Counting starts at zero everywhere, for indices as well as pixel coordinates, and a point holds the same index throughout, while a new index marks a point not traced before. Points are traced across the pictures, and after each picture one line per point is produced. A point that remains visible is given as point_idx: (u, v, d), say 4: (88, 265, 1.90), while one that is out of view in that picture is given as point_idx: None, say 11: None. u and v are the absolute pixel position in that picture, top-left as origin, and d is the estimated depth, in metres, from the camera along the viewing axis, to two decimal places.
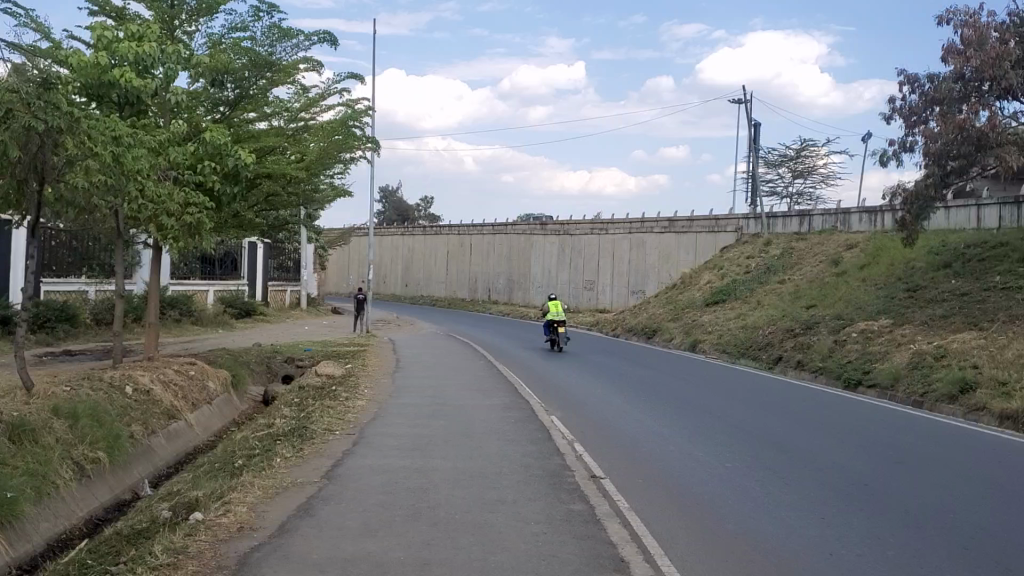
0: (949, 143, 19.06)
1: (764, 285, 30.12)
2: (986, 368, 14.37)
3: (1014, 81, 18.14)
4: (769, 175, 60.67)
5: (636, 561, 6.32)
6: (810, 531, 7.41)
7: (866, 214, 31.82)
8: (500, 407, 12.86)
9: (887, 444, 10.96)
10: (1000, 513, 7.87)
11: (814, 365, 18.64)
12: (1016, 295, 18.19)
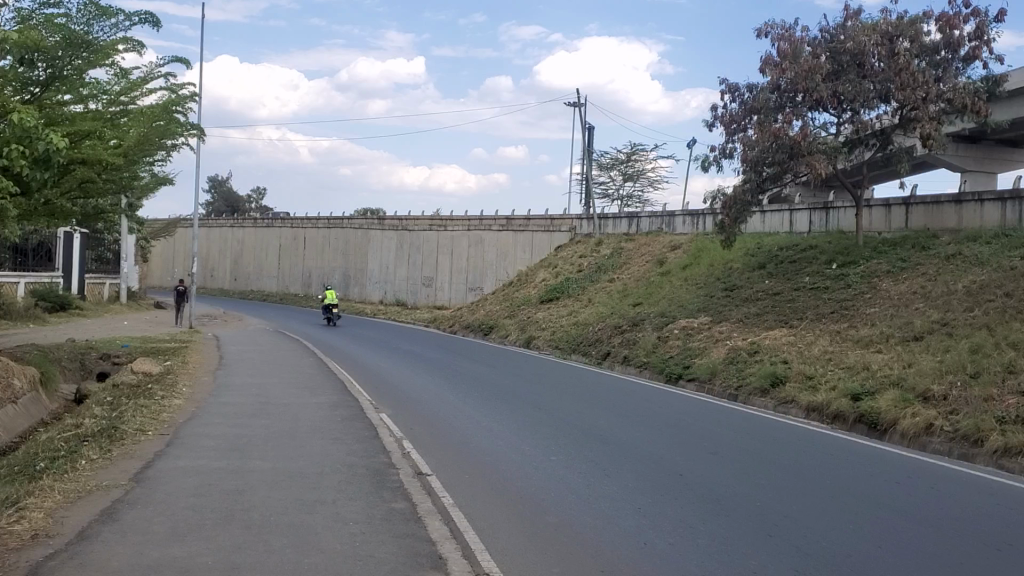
0: (765, 151, 19.98)
1: (595, 283, 30.92)
2: (795, 363, 15.24)
3: (825, 93, 19.36)
4: (601, 178, 62.38)
5: (453, 557, 6.30)
6: (628, 521, 7.59)
7: (690, 217, 33.17)
8: (327, 405, 12.60)
9: (704, 437, 11.41)
10: (801, 501, 8.30)
11: (639, 360, 19.27)
12: (823, 295, 19.39)
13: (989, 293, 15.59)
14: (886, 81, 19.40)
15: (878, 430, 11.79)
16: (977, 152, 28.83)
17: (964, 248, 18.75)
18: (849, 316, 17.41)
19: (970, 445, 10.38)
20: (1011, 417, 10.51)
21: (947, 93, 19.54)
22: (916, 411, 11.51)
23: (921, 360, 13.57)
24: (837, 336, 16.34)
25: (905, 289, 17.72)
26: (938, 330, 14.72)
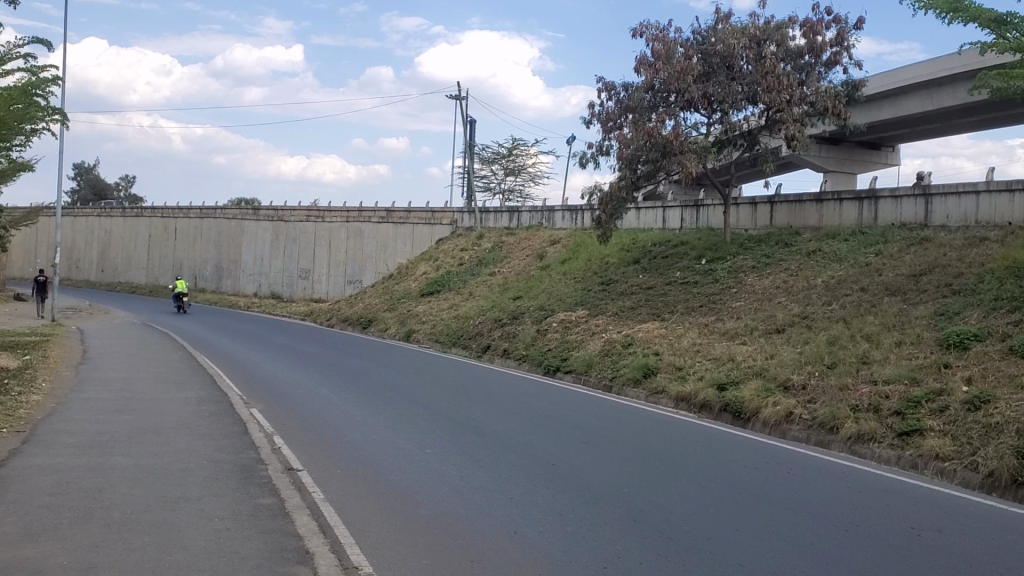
0: (639, 149, 20.48)
1: (475, 276, 31.05)
2: (666, 354, 15.71)
3: (696, 94, 19.96)
4: (483, 172, 62.59)
5: (321, 552, 6.29)
6: (499, 511, 7.71)
7: (569, 213, 33.69)
8: (195, 400, 12.29)
9: (577, 427, 11.65)
10: (666, 486, 8.60)
11: (518, 353, 19.49)
12: (693, 289, 20.02)
13: (846, 288, 16.42)
14: (754, 84, 20.14)
15: (742, 418, 12.28)
16: (838, 153, 30.24)
17: (824, 245, 19.68)
18: (717, 309, 18.05)
19: (826, 432, 10.94)
20: (863, 405, 11.11)
21: (810, 96, 20.52)
22: (777, 400, 12.05)
23: (782, 351, 14.18)
24: (706, 329, 16.93)
25: (769, 284, 18.48)
26: (799, 323, 15.42)
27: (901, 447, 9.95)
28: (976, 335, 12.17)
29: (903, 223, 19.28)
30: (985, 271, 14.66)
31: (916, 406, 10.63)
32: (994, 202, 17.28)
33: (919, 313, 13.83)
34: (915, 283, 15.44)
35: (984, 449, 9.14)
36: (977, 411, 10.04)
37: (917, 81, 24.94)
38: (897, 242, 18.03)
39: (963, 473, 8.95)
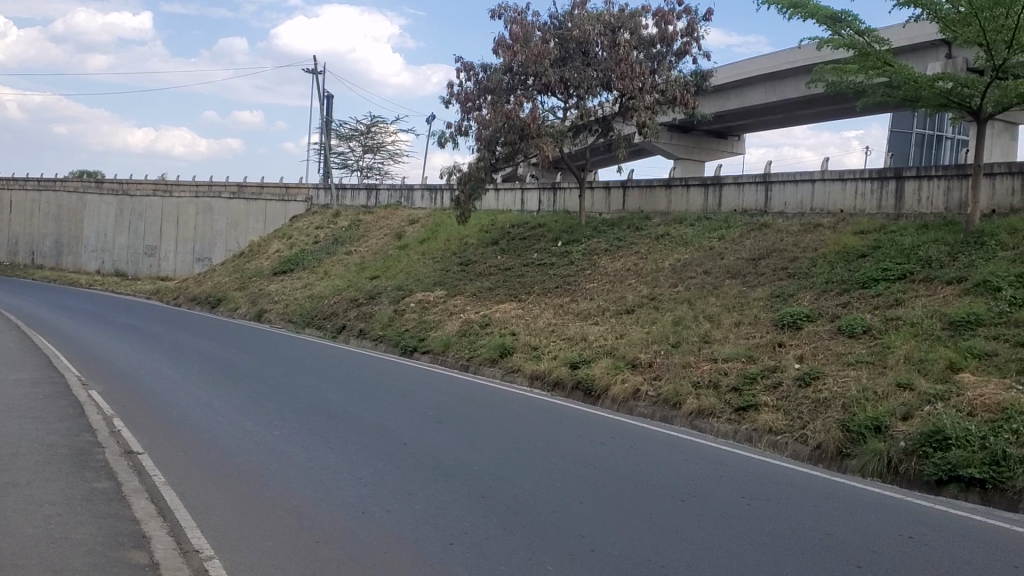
0: (496, 131, 20.58)
1: (331, 255, 30.60)
2: (522, 334, 15.95)
3: (552, 78, 20.20)
4: (340, 148, 61.59)
5: (159, 535, 6.14)
6: (347, 491, 7.66)
7: (427, 192, 33.62)
8: (28, 382, 11.68)
9: (428, 406, 11.66)
10: (514, 462, 8.72)
11: (374, 334, 19.36)
12: (549, 270, 20.37)
13: (692, 271, 17.05)
14: (607, 71, 20.51)
15: (592, 395, 12.62)
16: (688, 141, 31.29)
17: (672, 230, 20.35)
18: (571, 290, 18.43)
19: (670, 408, 11.38)
20: (705, 381, 11.62)
21: (661, 85, 21.18)
22: (625, 377, 12.45)
23: (631, 331, 14.63)
24: (560, 309, 17.27)
25: (621, 266, 18.99)
26: (647, 303, 15.93)
27: (738, 421, 10.46)
28: (807, 316, 12.90)
29: (745, 209, 20.17)
30: (818, 256, 15.51)
31: (752, 382, 11.20)
32: (828, 190, 18.28)
33: (758, 295, 14.53)
34: (754, 266, 16.20)
35: (812, 422, 9.72)
36: (807, 387, 10.66)
37: (762, 73, 25.99)
38: (739, 228, 18.85)
39: (793, 445, 9.50)
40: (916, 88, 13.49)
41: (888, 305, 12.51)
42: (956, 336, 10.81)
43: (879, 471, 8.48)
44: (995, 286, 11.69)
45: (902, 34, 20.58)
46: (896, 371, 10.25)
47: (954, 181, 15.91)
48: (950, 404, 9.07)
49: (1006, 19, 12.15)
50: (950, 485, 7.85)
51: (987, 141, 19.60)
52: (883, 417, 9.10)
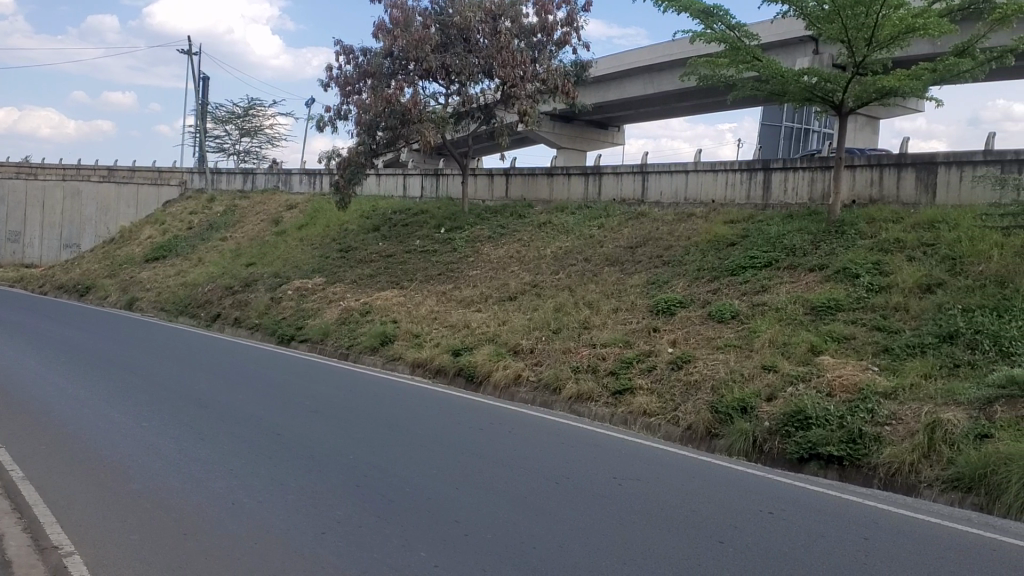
0: (377, 115, 20.34)
1: (206, 241, 29.77)
2: (403, 322, 15.86)
3: (434, 64, 20.05)
4: (216, 131, 59.86)
5: (14, 533, 5.90)
6: (217, 482, 7.48)
7: (306, 176, 33.06)
8: None
9: (305, 396, 11.45)
10: (390, 448, 8.65)
11: (251, 322, 18.93)
12: (431, 258, 20.30)
13: (572, 259, 17.28)
14: (489, 58, 20.54)
15: (474, 382, 12.66)
16: (569, 130, 31.68)
17: (554, 218, 20.58)
18: (454, 278, 18.43)
19: (549, 393, 11.53)
20: (583, 366, 11.83)
21: (542, 74, 21.36)
22: (506, 363, 12.53)
23: (513, 318, 14.73)
24: (443, 297, 17.24)
25: (503, 253, 19.09)
26: (529, 291, 16.07)
27: (615, 404, 10.68)
28: (681, 302, 13.27)
29: (623, 198, 20.57)
30: (692, 244, 15.95)
31: (628, 366, 11.47)
32: (702, 180, 18.82)
33: (635, 281, 14.86)
34: (632, 254, 16.54)
35: (684, 405, 10.00)
36: (680, 370, 10.98)
37: (640, 65, 26.48)
38: (617, 217, 19.21)
39: (666, 427, 9.77)
40: (783, 82, 13.97)
41: (755, 291, 12.98)
42: (817, 320, 11.29)
43: (746, 451, 8.79)
44: (854, 273, 12.26)
45: (771, 30, 21.34)
46: (763, 355, 10.64)
47: (818, 173, 16.56)
48: (812, 385, 9.48)
49: (865, 18, 12.71)
50: (811, 463, 8.21)
51: (849, 135, 20.52)
52: (750, 398, 9.45)
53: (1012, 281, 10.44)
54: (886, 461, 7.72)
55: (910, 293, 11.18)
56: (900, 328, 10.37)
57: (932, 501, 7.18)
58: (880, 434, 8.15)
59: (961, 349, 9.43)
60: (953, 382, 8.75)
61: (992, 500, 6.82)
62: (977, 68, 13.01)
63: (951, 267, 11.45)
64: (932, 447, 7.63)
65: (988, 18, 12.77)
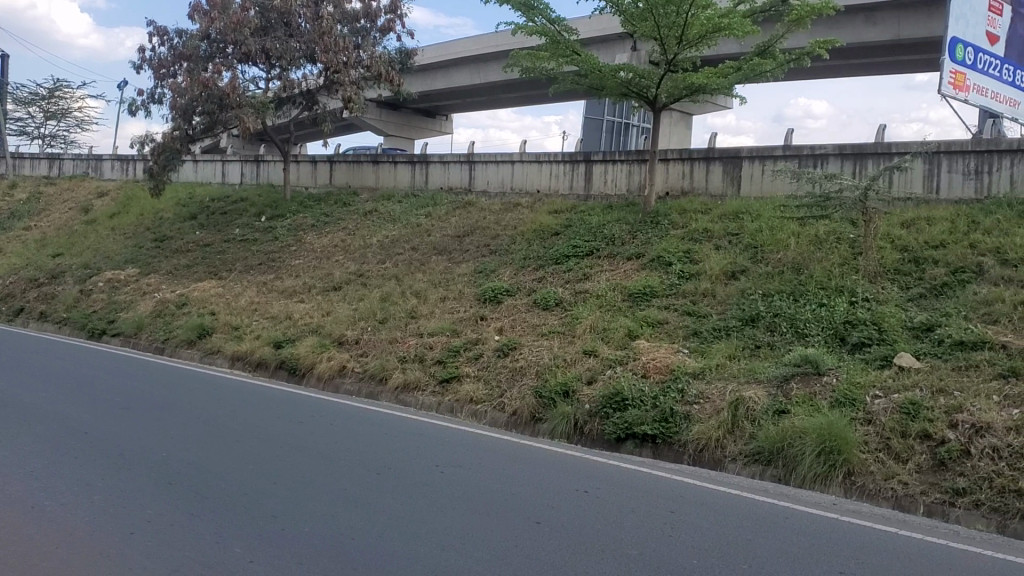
0: (193, 100, 19.57)
1: (7, 230, 27.84)
2: (222, 314, 15.38)
3: (253, 48, 19.45)
4: (18, 114, 55.99)
5: None
6: (15, 486, 7.01)
7: (118, 162, 31.49)
8: None
9: (117, 393, 10.86)
10: (207, 444, 8.34)
11: (57, 316, 17.85)
12: (252, 247, 19.76)
13: (399, 248, 17.24)
14: (311, 43, 20.14)
15: (297, 374, 12.44)
16: (396, 118, 31.56)
17: (380, 206, 20.45)
18: (275, 267, 18.03)
19: (376, 383, 11.48)
20: (410, 356, 11.83)
21: (366, 61, 21.16)
22: (330, 355, 12.36)
23: (338, 308, 14.55)
24: (264, 287, 16.82)
25: (328, 242, 18.82)
26: (354, 280, 15.93)
27: (441, 393, 10.76)
28: (507, 290, 13.48)
29: (450, 187, 20.70)
30: (516, 233, 16.23)
31: (455, 355, 11.57)
32: (526, 171, 19.18)
33: (461, 270, 14.99)
34: (458, 243, 16.67)
35: (509, 391, 10.19)
36: (505, 357, 11.17)
37: (466, 56, 26.46)
38: (444, 206, 19.30)
39: (491, 414, 9.92)
40: (600, 77, 14.41)
41: (577, 279, 13.36)
42: (634, 306, 11.75)
43: (567, 433, 9.05)
44: (667, 261, 12.83)
45: (591, 25, 21.97)
46: (583, 340, 10.97)
47: (635, 165, 17.16)
48: (628, 368, 9.86)
49: (675, 17, 13.27)
50: (627, 442, 8.55)
51: (665, 128, 21.42)
52: (571, 383, 9.73)
53: (807, 267, 11.18)
54: (694, 438, 8.13)
55: (718, 279, 11.80)
56: (709, 313, 10.93)
57: (737, 475, 7.62)
58: (690, 413, 8.57)
59: (763, 331, 10.03)
60: (755, 362, 9.31)
61: (788, 471, 7.30)
62: (777, 68, 13.84)
63: (753, 255, 12.15)
64: (736, 423, 8.11)
65: (785, 20, 13.62)
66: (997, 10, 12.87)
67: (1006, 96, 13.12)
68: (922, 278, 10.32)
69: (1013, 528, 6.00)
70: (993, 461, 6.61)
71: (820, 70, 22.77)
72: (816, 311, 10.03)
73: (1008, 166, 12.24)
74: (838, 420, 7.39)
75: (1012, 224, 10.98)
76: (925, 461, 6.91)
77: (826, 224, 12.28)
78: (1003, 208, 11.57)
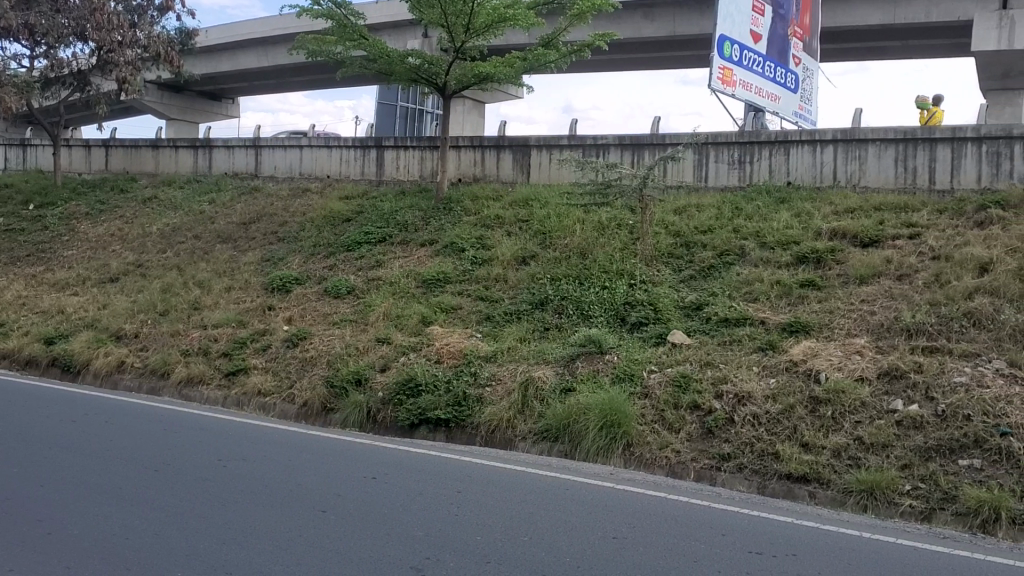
0: None
1: None
2: None
3: (14, 22, 17.82)
4: None
5: None
6: None
7: None
8: None
9: None
10: None
11: None
12: (18, 237, 18.38)
13: (181, 236, 16.54)
14: (81, 20, 18.54)
15: (71, 373, 11.70)
16: (178, 100, 30.18)
17: (160, 193, 19.53)
18: (45, 259, 16.84)
19: (158, 378, 11.00)
20: (194, 349, 11.40)
21: (142, 40, 19.98)
22: (108, 350, 11.72)
23: (115, 300, 13.78)
24: (32, 281, 15.69)
25: (103, 231, 17.78)
26: (133, 271, 15.15)
27: (228, 386, 10.46)
28: (296, 279, 13.23)
29: (235, 172, 20.06)
30: (306, 220, 15.93)
31: (241, 347, 11.25)
32: (316, 157, 18.88)
33: (248, 259, 14.56)
34: (245, 230, 16.19)
35: (299, 381, 10.04)
36: (295, 347, 10.96)
37: (252, 38, 25.65)
38: (229, 192, 18.68)
39: (281, 405, 9.76)
40: (389, 62, 14.35)
41: (369, 266, 13.31)
42: (427, 293, 11.84)
43: (360, 422, 9.02)
44: (460, 247, 13.00)
45: (381, 11, 21.85)
46: (376, 328, 10.94)
47: (426, 152, 17.23)
48: (421, 354, 9.94)
49: (463, 6, 13.46)
50: (421, 428, 8.62)
51: (457, 116, 21.65)
52: (363, 370, 9.69)
53: (591, 253, 11.65)
54: (486, 420, 8.32)
55: (509, 264, 12.07)
56: (500, 297, 11.19)
57: (526, 452, 7.87)
58: (482, 395, 8.76)
59: (551, 314, 10.39)
60: (543, 344, 9.62)
61: (573, 447, 7.60)
62: (560, 59, 14.29)
63: (542, 240, 12.54)
64: (526, 404, 8.36)
65: (567, 14, 14.04)
66: (759, 10, 13.83)
67: (767, 91, 14.15)
68: (692, 261, 11.00)
69: (771, 488, 6.54)
70: (754, 427, 7.18)
71: (603, 64, 23.68)
72: (598, 293, 10.47)
73: (768, 156, 13.23)
74: (618, 396, 7.75)
75: (770, 211, 11.89)
76: (696, 430, 7.39)
77: (608, 211, 12.82)
78: (762, 195, 12.51)
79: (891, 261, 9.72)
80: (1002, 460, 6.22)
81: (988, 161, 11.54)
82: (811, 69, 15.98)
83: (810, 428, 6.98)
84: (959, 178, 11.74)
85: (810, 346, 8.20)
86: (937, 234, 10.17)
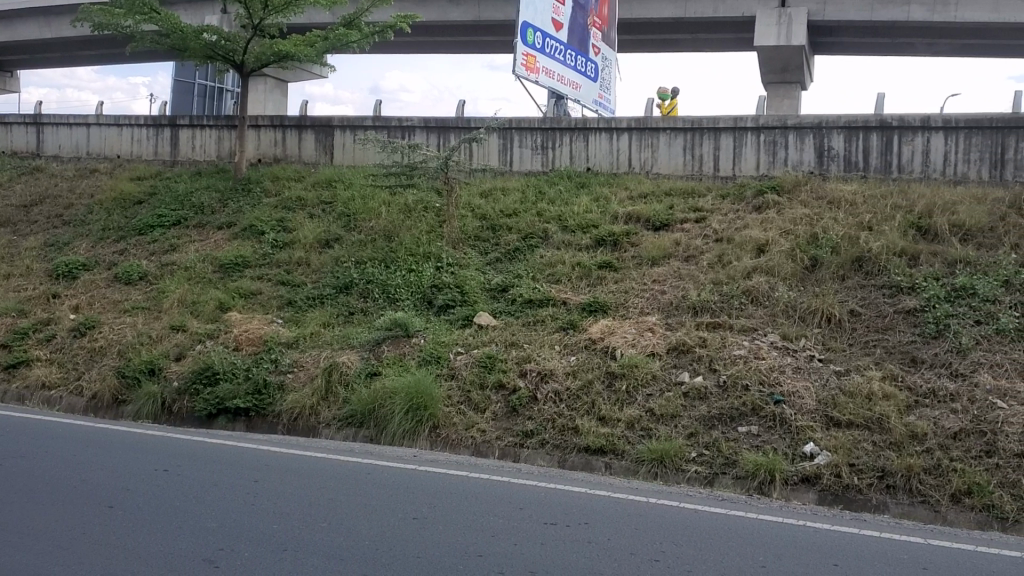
0: None
1: None
2: None
3: None
4: None
5: None
6: None
7: None
8: None
9: None
10: None
11: None
12: None
13: None
14: None
15: None
16: None
17: None
18: None
19: None
20: None
21: None
22: None
23: None
24: None
25: None
26: None
27: (8, 380, 9.77)
28: (84, 265, 12.48)
29: (14, 151, 18.66)
30: (94, 202, 15.04)
31: (23, 338, 10.51)
32: (105, 135, 17.85)
33: (29, 244, 13.61)
34: (26, 214, 15.11)
35: (87, 373, 9.51)
36: (83, 337, 10.36)
37: (31, 6, 23.81)
38: (6, 172, 17.36)
39: (68, 399, 9.22)
40: (183, 38, 13.69)
41: (163, 251, 12.74)
42: (225, 278, 11.48)
43: (154, 414, 8.66)
44: (260, 230, 12.67)
45: None
46: (171, 315, 10.51)
47: (224, 131, 16.65)
48: (219, 341, 9.63)
49: None
50: (219, 418, 8.37)
51: (258, 95, 21.01)
52: (157, 360, 9.27)
53: (396, 235, 11.63)
54: (288, 407, 8.17)
55: (311, 247, 11.88)
56: (302, 282, 10.99)
57: (330, 439, 7.80)
58: (283, 382, 8.60)
59: (356, 298, 10.32)
60: (348, 329, 9.54)
61: (379, 431, 7.60)
62: (363, 39, 14.14)
63: (346, 223, 12.42)
64: (330, 389, 8.28)
65: None
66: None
67: (568, 79, 14.54)
68: (497, 244, 11.20)
69: (570, 461, 6.81)
70: (555, 403, 7.43)
71: (409, 46, 23.60)
72: (404, 277, 10.48)
73: (568, 143, 13.62)
74: (423, 379, 7.79)
75: (571, 195, 12.27)
76: (500, 409, 7.57)
77: (413, 193, 12.82)
78: (563, 180, 12.89)
79: (679, 243, 10.27)
80: (776, 425, 6.73)
81: (765, 149, 12.37)
82: (609, 58, 16.55)
83: (606, 402, 7.30)
84: (740, 165, 12.52)
85: (607, 325, 8.54)
86: (720, 217, 10.81)
